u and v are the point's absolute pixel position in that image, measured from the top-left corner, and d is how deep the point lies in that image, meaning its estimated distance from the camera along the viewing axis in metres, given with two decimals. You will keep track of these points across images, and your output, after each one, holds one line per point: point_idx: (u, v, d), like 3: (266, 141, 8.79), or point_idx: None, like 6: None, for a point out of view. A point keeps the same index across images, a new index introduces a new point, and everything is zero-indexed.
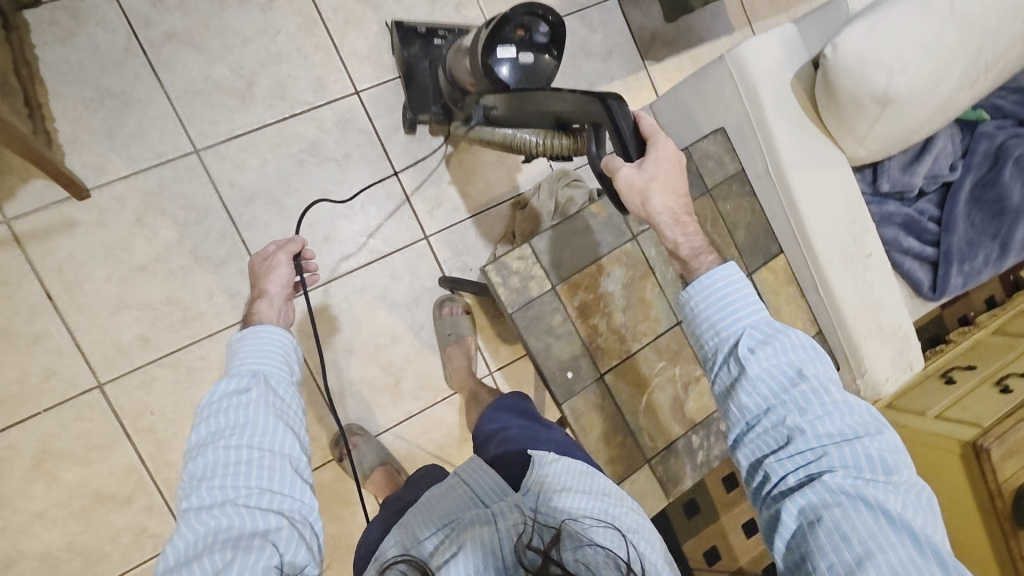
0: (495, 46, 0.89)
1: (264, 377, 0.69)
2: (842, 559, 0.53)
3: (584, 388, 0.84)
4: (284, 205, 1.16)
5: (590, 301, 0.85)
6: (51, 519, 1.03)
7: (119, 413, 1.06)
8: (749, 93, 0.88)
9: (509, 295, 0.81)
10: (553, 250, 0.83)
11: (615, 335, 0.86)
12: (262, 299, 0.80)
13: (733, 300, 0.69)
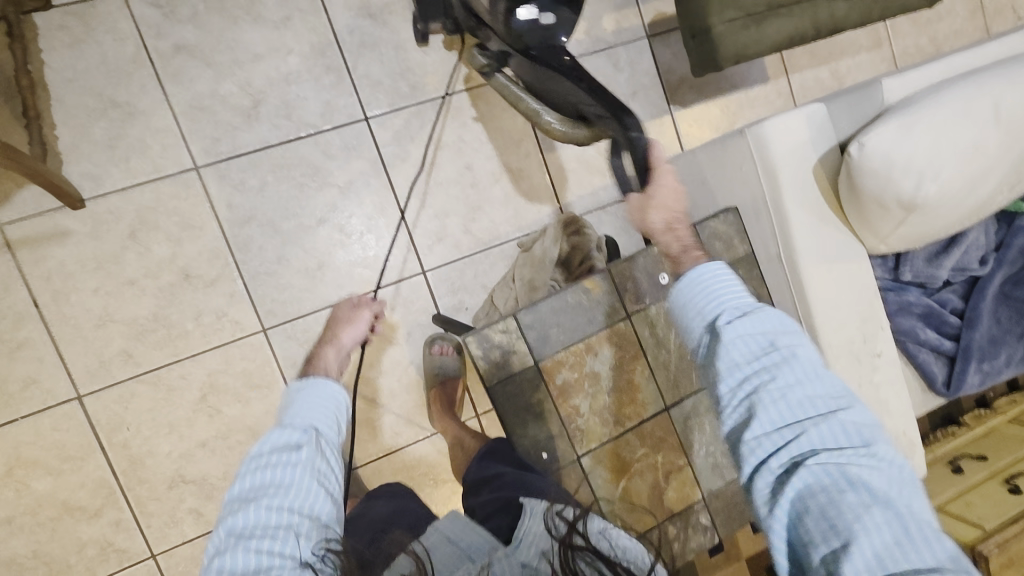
0: (514, 8, 0.80)
1: (315, 433, 0.65)
2: (830, 548, 0.47)
3: (559, 468, 0.85)
4: (280, 228, 1.14)
5: (573, 379, 0.86)
6: (19, 526, 1.03)
7: (95, 426, 1.06)
8: (768, 173, 0.82)
9: (489, 367, 0.83)
10: (542, 326, 0.85)
11: (597, 419, 0.86)
12: (330, 346, 0.84)
13: (714, 273, 0.65)
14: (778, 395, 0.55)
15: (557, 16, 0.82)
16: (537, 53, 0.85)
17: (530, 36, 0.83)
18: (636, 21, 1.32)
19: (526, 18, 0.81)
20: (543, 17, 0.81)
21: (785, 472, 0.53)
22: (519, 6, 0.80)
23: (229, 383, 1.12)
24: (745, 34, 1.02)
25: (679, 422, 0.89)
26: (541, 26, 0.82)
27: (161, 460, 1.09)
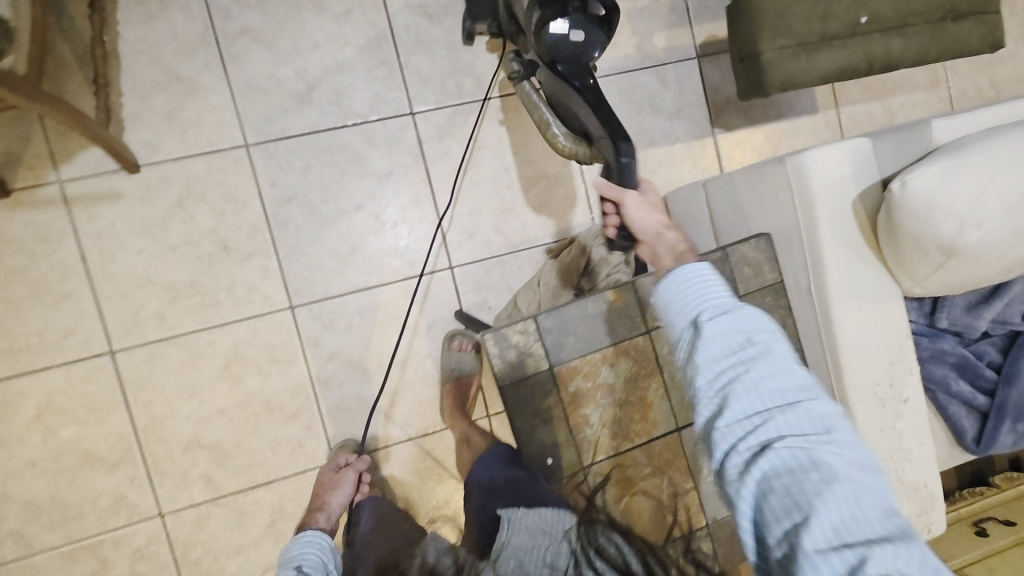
0: (549, 21, 0.85)
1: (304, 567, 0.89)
2: (790, 524, 0.49)
3: (561, 476, 0.84)
4: (319, 210, 1.17)
5: (586, 389, 0.86)
6: (42, 469, 1.07)
7: (123, 381, 1.10)
8: (804, 203, 0.81)
9: (504, 367, 0.83)
10: (558, 332, 0.85)
11: (605, 430, 0.86)
12: (319, 513, 1.05)
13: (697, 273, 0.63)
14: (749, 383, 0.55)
15: (586, 36, 0.86)
16: (563, 69, 0.88)
17: (558, 48, 0.86)
18: (686, 42, 1.33)
19: (557, 31, 0.85)
20: (572, 32, 0.85)
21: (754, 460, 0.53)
22: (553, 19, 0.85)
23: (253, 354, 1.15)
24: (795, 62, 1.01)
25: (687, 443, 0.89)
26: (571, 41, 0.86)
27: (181, 422, 1.12)
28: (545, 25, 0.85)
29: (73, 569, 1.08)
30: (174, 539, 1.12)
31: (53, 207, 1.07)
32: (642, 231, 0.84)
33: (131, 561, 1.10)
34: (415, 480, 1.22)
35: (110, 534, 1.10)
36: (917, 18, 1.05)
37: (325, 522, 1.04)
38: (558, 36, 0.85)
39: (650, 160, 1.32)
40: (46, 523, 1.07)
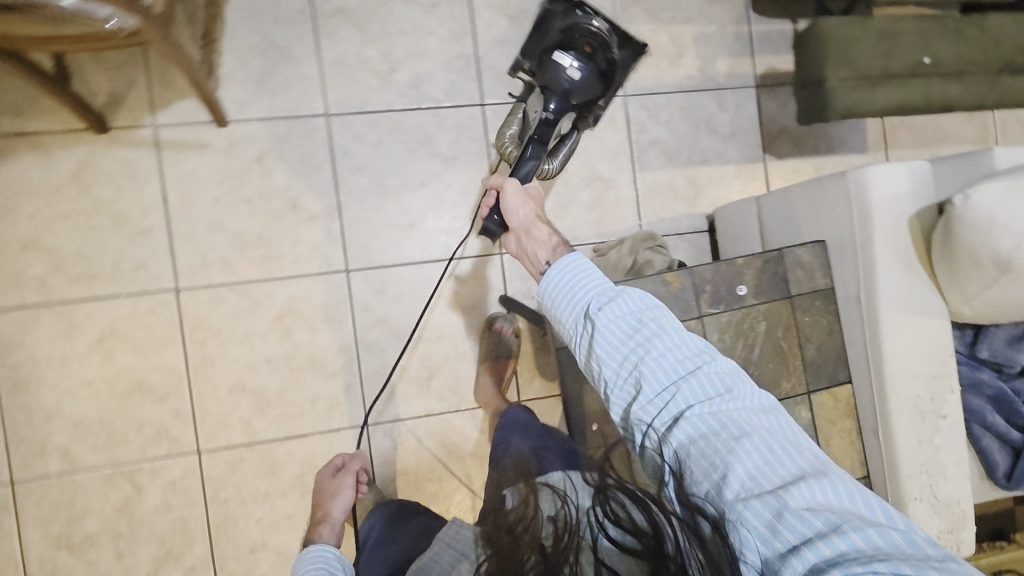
0: (555, 50, 0.98)
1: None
2: (711, 481, 0.59)
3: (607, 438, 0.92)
4: (385, 183, 1.23)
5: None
6: (95, 391, 1.13)
7: (182, 318, 1.16)
8: (862, 214, 0.85)
9: None
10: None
11: None
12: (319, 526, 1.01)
13: (579, 267, 0.72)
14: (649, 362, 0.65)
15: (582, 76, 0.98)
16: (555, 103, 0.99)
17: (551, 73, 0.98)
18: (748, 70, 1.38)
19: (557, 60, 0.98)
20: (571, 66, 0.98)
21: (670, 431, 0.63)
22: (560, 51, 0.98)
23: (305, 311, 1.20)
24: (857, 92, 1.04)
25: None
26: (567, 73, 0.97)
27: (230, 364, 1.17)
28: (550, 53, 0.98)
29: (109, 492, 1.13)
30: (206, 476, 1.16)
31: (145, 148, 1.15)
32: (513, 219, 0.86)
33: (164, 492, 1.15)
34: (440, 454, 1.25)
35: (149, 463, 1.14)
36: (975, 67, 1.08)
37: (330, 532, 1.00)
38: (558, 67, 0.97)
39: (701, 176, 1.36)
40: (92, 443, 1.12)
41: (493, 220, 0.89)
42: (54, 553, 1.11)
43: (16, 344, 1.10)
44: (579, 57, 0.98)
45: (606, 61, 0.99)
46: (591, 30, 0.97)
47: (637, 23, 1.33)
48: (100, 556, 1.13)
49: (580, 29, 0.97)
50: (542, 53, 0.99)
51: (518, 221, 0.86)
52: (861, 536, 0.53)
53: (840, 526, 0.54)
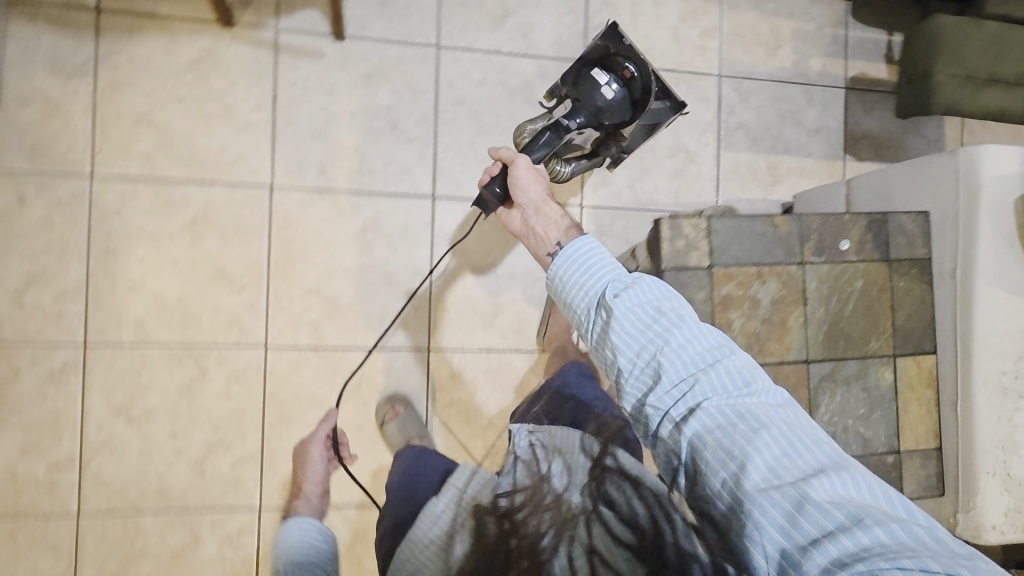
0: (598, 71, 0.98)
1: (300, 550, 1.00)
2: (728, 470, 0.62)
3: None
4: (481, 120, 1.26)
5: (736, 296, 0.83)
6: (179, 271, 1.16)
7: (271, 216, 1.19)
8: (969, 191, 0.87)
9: (670, 253, 0.82)
10: (726, 236, 0.83)
11: (743, 340, 0.84)
12: (298, 499, 1.15)
13: (591, 253, 0.72)
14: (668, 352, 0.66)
15: (616, 100, 0.98)
16: (582, 117, 0.99)
17: (587, 91, 0.98)
18: (840, 71, 1.40)
19: (597, 79, 0.98)
20: (609, 90, 0.98)
21: (685, 420, 0.65)
22: (602, 75, 0.98)
23: (387, 230, 1.23)
24: (964, 91, 1.06)
25: (813, 378, 0.85)
26: (603, 94, 0.98)
27: (309, 268, 1.20)
28: (590, 69, 0.99)
29: (175, 371, 1.16)
30: (269, 373, 1.19)
31: (263, 49, 1.19)
32: (522, 195, 0.85)
33: (226, 380, 1.17)
34: (492, 391, 1.27)
35: (216, 350, 1.17)
36: None
37: (317, 501, 1.16)
38: (594, 83, 0.98)
39: (781, 165, 1.38)
40: (167, 320, 1.15)
41: (495, 192, 0.87)
42: (113, 420, 1.14)
43: (113, 213, 1.14)
44: (619, 83, 0.98)
45: (642, 96, 0.98)
46: (636, 69, 0.97)
47: (742, 9, 1.36)
48: (155, 431, 1.15)
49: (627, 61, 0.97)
50: (582, 70, 1.00)
51: (528, 198, 0.85)
52: (882, 528, 0.56)
53: (861, 517, 0.57)
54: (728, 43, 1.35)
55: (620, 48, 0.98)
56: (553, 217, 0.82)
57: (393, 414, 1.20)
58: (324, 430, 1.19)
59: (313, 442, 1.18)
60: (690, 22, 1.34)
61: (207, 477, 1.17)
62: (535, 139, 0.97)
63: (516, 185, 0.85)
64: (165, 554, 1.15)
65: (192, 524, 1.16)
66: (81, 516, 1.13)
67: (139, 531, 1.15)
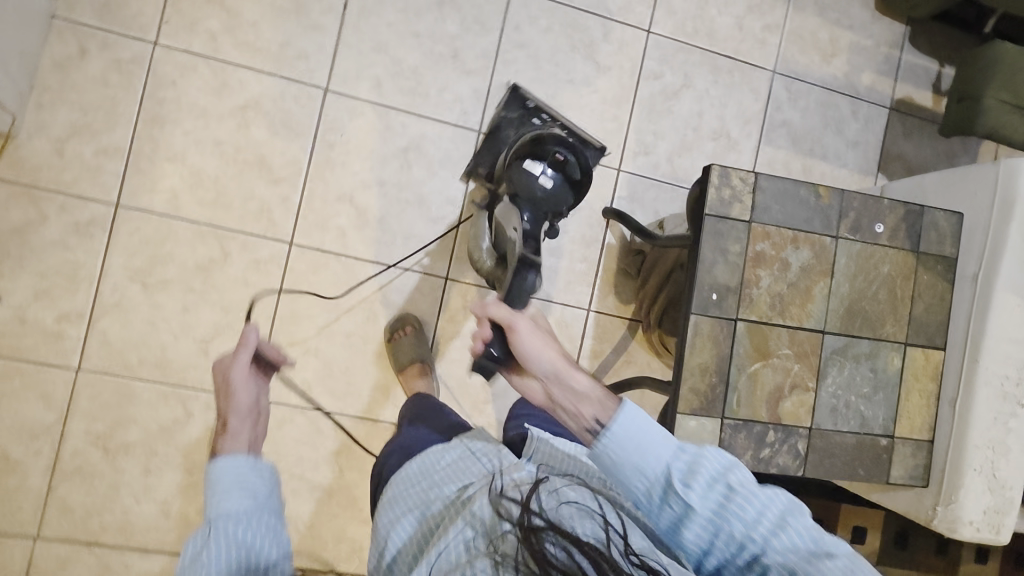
0: (526, 161, 0.99)
1: (230, 540, 0.58)
2: None
3: (719, 314, 0.83)
4: (540, 67, 1.29)
5: (768, 255, 0.85)
6: (221, 151, 1.17)
7: (320, 116, 1.20)
8: (1005, 200, 0.89)
9: (715, 200, 0.84)
10: (770, 195, 0.85)
11: (768, 298, 0.85)
12: (220, 442, 0.68)
13: (636, 427, 0.61)
14: (744, 528, 0.54)
15: (554, 186, 0.98)
16: (527, 213, 0.98)
17: (523, 187, 0.98)
18: (887, 91, 1.44)
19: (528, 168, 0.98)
20: (540, 182, 0.97)
21: None
22: (530, 161, 0.98)
23: (430, 153, 1.25)
24: (1014, 117, 1.09)
25: (826, 349, 0.87)
26: (540, 185, 0.97)
27: (347, 174, 1.22)
28: (522, 162, 0.99)
29: (198, 248, 1.17)
30: (288, 268, 1.20)
31: None
32: (536, 365, 0.67)
33: (245, 267, 1.18)
34: None
35: (242, 236, 1.18)
36: None
37: (248, 431, 0.71)
38: (530, 174, 0.98)
39: (815, 170, 1.42)
40: (200, 197, 1.16)
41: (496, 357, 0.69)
42: (128, 284, 1.15)
43: (169, 83, 1.15)
44: (547, 170, 0.98)
45: (575, 174, 1.00)
46: (559, 153, 0.99)
47: (805, 13, 1.40)
48: (167, 303, 1.16)
49: (547, 144, 1.00)
50: (514, 163, 1.00)
51: (544, 369, 0.67)
52: None
53: None
54: (787, 42, 1.39)
55: (538, 139, 1.01)
56: (583, 391, 0.65)
57: (409, 331, 1.22)
58: (246, 359, 0.76)
59: (237, 370, 0.75)
60: (754, 16, 1.38)
61: (208, 358, 1.18)
62: (520, 278, 0.92)
63: (530, 359, 0.67)
64: (154, 425, 1.16)
65: (184, 401, 1.17)
66: (78, 371, 1.13)
67: (132, 398, 1.15)
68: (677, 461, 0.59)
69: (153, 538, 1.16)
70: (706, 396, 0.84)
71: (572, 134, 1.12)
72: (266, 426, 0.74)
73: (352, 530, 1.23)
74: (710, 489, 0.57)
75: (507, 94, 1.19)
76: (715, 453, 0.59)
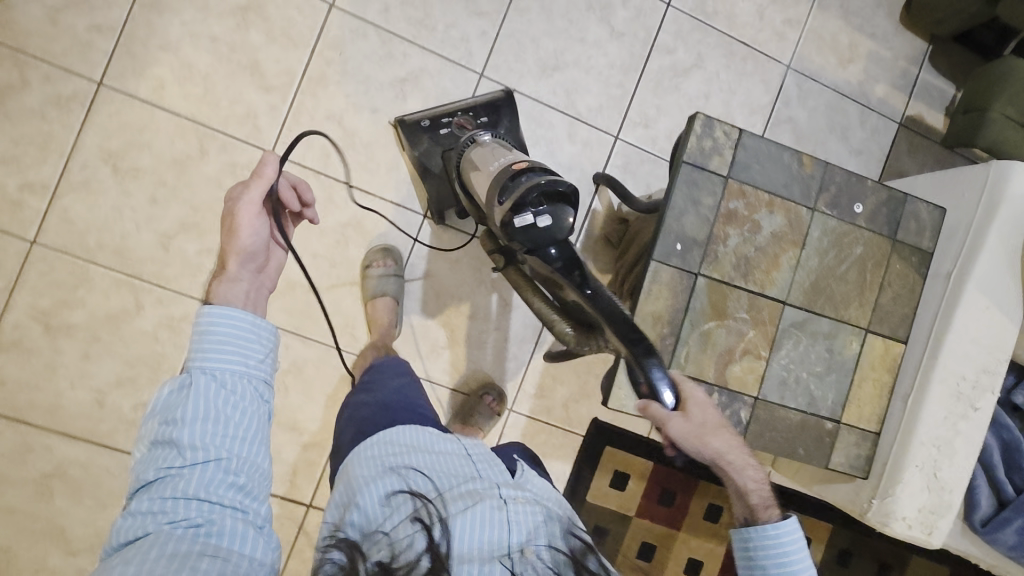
0: (510, 220, 0.78)
1: (208, 405, 0.56)
2: None
3: (681, 264, 0.82)
4: (552, 20, 1.26)
5: (741, 214, 0.83)
6: (216, 49, 1.15)
7: (322, 32, 1.19)
8: (991, 200, 0.87)
9: (696, 149, 0.82)
10: (752, 154, 0.83)
11: (733, 259, 0.83)
12: (219, 280, 0.67)
13: (792, 551, 0.69)
14: None
15: (560, 217, 0.78)
16: (555, 252, 0.78)
17: (530, 242, 0.78)
18: (900, 105, 1.41)
19: (521, 225, 0.78)
20: (540, 223, 0.78)
21: None
22: (511, 215, 0.78)
23: (427, 87, 1.23)
24: (1015, 132, 1.07)
25: (784, 321, 0.85)
26: (544, 228, 0.78)
27: (339, 94, 1.20)
28: (511, 224, 0.78)
29: (176, 141, 1.15)
30: None
31: None
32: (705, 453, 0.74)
33: (221, 169, 1.16)
34: (469, 277, 1.26)
35: (223, 137, 1.16)
36: None
37: (249, 278, 0.69)
38: (529, 228, 0.78)
39: None
40: (187, 91, 1.15)
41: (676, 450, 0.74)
42: (99, 164, 1.12)
43: None
44: (533, 209, 0.79)
45: (557, 184, 0.80)
46: (529, 183, 0.80)
47: (830, 13, 1.36)
48: (136, 191, 1.14)
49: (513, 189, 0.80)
50: (504, 231, 0.80)
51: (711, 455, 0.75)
52: None
53: None
54: (807, 38, 1.36)
55: (503, 187, 0.83)
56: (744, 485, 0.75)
57: (384, 265, 1.19)
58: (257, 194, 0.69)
59: (245, 203, 0.69)
60: (778, 5, 1.34)
61: (168, 254, 1.15)
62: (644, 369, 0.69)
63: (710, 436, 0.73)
64: (102, 311, 1.14)
65: (138, 293, 1.15)
66: (34, 245, 1.11)
67: (85, 280, 1.13)
68: None
69: (83, 426, 1.14)
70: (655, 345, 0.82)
71: (478, 109, 1.19)
72: (275, 274, 0.72)
73: (285, 453, 1.21)
74: None
75: (401, 132, 1.19)
76: None
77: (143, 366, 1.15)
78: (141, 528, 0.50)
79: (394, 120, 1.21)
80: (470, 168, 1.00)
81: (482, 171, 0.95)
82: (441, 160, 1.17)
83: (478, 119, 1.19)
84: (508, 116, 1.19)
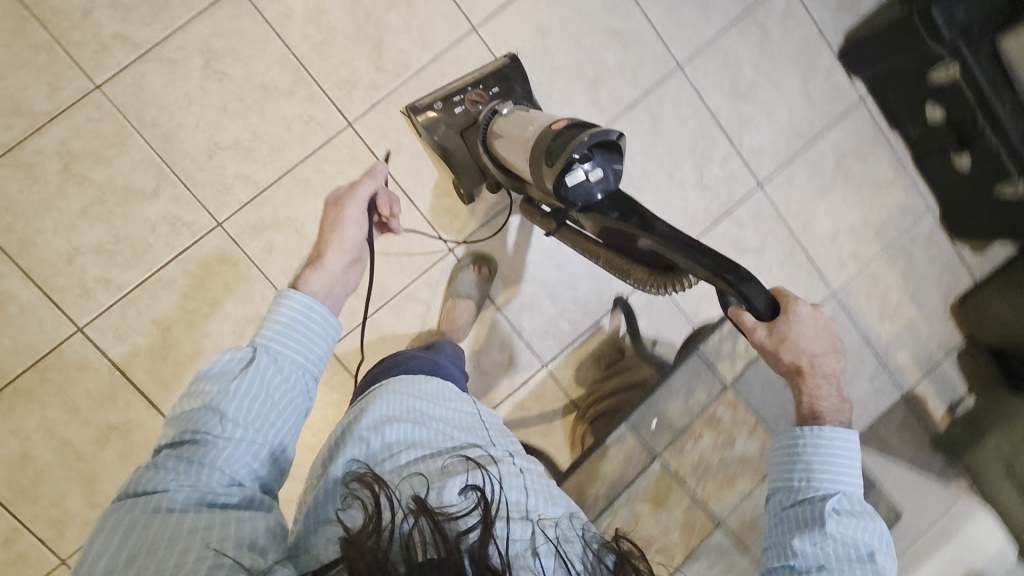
0: (563, 176, 0.81)
1: (262, 382, 0.64)
2: None
3: (651, 442, 0.92)
4: (656, 145, 1.27)
5: (723, 423, 0.95)
6: (351, 10, 1.15)
7: (451, 47, 1.20)
8: (940, 524, 1.03)
9: (713, 351, 0.95)
10: (758, 378, 0.96)
11: (696, 458, 0.93)
12: (314, 268, 0.82)
13: (841, 453, 0.67)
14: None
15: (608, 170, 0.83)
16: (601, 194, 0.84)
17: (580, 195, 0.83)
18: (911, 380, 1.43)
19: (574, 180, 0.82)
20: (591, 177, 0.82)
21: None
22: (562, 171, 0.81)
23: None
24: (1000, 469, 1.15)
25: (710, 539, 0.92)
26: (596, 180, 0.83)
27: None
28: (563, 181, 0.81)
29: (272, 69, 1.14)
30: (330, 143, 1.17)
31: None
32: (789, 353, 0.75)
33: (296, 114, 1.16)
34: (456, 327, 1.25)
35: (313, 88, 1.16)
36: None
37: (338, 273, 0.83)
38: (582, 183, 0.82)
39: None
40: (305, 31, 1.14)
41: (765, 339, 0.76)
42: (194, 52, 1.11)
43: None
44: (582, 164, 0.81)
45: (606, 134, 0.81)
46: (573, 139, 0.81)
47: (894, 269, 1.39)
48: (212, 93, 1.13)
49: (556, 147, 0.82)
50: (552, 188, 0.83)
51: (808, 350, 0.75)
52: None
53: None
54: (862, 280, 1.39)
55: (547, 143, 0.84)
56: (827, 390, 0.75)
57: (479, 272, 1.22)
58: (368, 188, 0.88)
59: (353, 204, 0.87)
60: (853, 239, 1.37)
61: (209, 162, 1.14)
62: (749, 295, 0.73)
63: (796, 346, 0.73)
64: (122, 180, 1.11)
65: (162, 181, 1.13)
66: (96, 90, 1.09)
67: (122, 144, 1.11)
68: (844, 494, 0.64)
69: (42, 271, 1.10)
70: (585, 497, 0.89)
71: (490, 79, 1.16)
72: (357, 272, 0.87)
73: None
74: (851, 538, 0.61)
75: (415, 117, 1.15)
76: (880, 527, 0.63)
77: (127, 247, 1.12)
78: (161, 484, 0.56)
79: (406, 107, 1.18)
80: (498, 141, 1.03)
81: (517, 141, 0.96)
82: (453, 140, 1.15)
83: (493, 92, 1.15)
84: (518, 82, 1.16)
